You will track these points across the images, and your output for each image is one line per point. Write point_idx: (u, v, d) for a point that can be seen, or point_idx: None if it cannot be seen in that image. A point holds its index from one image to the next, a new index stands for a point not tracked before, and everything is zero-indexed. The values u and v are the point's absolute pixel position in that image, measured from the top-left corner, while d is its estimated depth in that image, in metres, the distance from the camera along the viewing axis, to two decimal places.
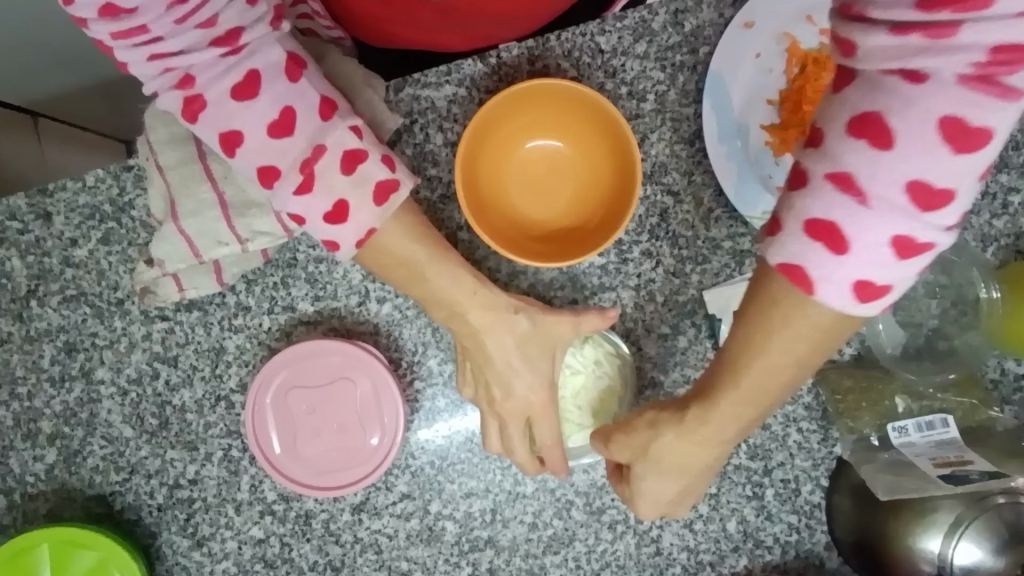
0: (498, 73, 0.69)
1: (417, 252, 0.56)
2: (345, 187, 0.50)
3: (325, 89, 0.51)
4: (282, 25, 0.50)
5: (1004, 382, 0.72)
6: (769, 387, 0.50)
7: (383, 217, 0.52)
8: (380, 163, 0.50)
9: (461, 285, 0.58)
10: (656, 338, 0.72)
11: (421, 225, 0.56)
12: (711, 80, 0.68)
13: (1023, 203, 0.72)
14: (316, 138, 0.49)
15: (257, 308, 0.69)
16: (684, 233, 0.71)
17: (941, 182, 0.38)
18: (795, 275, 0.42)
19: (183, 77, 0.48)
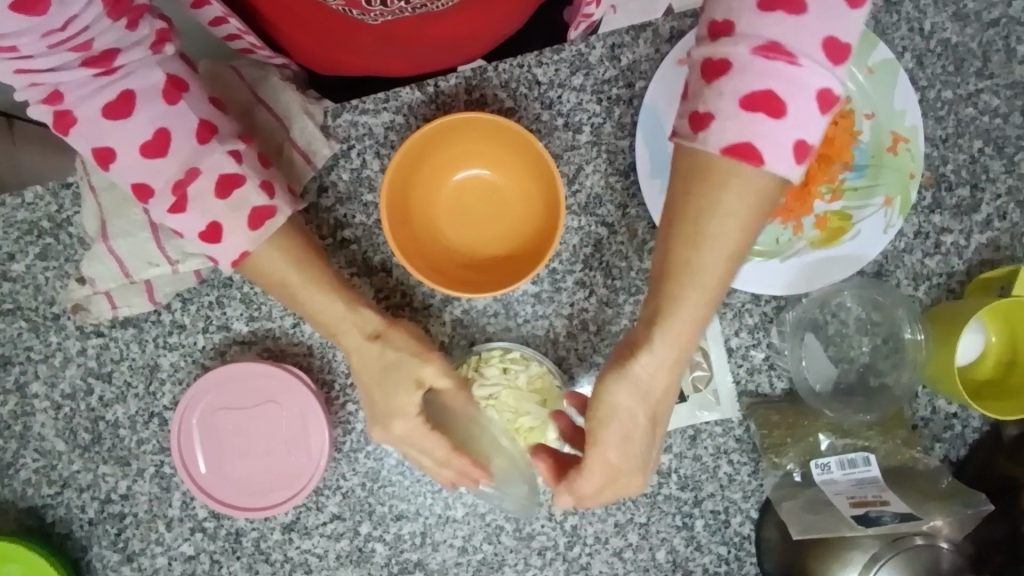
0: (436, 101, 0.71)
1: (288, 270, 0.59)
2: (219, 210, 0.55)
3: (205, 113, 0.56)
4: (165, 48, 0.55)
5: (933, 421, 0.73)
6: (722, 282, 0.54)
7: (258, 240, 0.57)
8: (257, 188, 0.56)
9: (329, 307, 0.60)
10: (588, 367, 0.73)
11: (296, 250, 0.59)
12: (644, 112, 0.70)
13: (954, 243, 0.73)
14: (191, 160, 0.55)
15: (192, 327, 0.70)
16: (617, 264, 0.72)
17: (845, 37, 0.47)
18: (744, 148, 0.48)
19: (53, 93, 0.51)
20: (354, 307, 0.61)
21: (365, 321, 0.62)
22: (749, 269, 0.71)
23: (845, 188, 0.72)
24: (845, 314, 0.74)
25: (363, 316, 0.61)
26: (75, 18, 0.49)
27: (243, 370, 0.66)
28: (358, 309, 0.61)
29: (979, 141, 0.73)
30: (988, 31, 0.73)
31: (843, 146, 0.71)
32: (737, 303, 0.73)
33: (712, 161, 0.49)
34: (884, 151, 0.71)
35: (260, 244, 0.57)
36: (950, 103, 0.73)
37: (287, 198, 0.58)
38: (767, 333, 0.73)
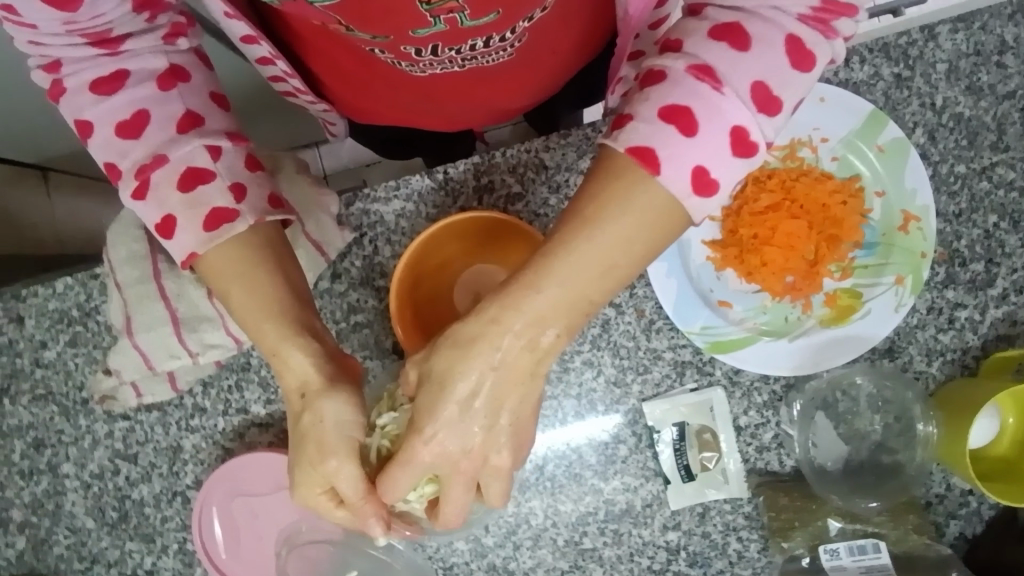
0: (445, 188, 0.72)
1: (233, 283, 0.52)
2: (175, 203, 0.50)
3: (196, 105, 0.53)
4: (178, 41, 0.54)
5: (949, 497, 0.72)
6: (577, 294, 0.45)
7: (211, 243, 0.50)
8: (223, 188, 0.51)
9: (262, 335, 0.52)
10: (597, 445, 0.73)
11: (252, 250, 0.52)
12: None
13: (970, 318, 0.72)
14: (161, 148, 0.51)
15: (212, 410, 0.72)
16: (625, 344, 0.72)
17: (779, 89, 0.43)
18: (644, 153, 0.43)
19: (53, 63, 0.51)
20: (291, 346, 0.52)
21: (298, 374, 0.52)
22: (755, 349, 0.71)
23: (855, 266, 0.72)
24: (855, 392, 0.73)
25: (297, 362, 0.52)
26: (100, 15, 0.50)
27: (256, 460, 0.70)
28: (292, 351, 0.51)
29: (994, 216, 0.72)
30: (1003, 104, 0.71)
31: (853, 226, 0.71)
32: (746, 382, 0.72)
33: (619, 165, 0.44)
34: (896, 231, 0.71)
35: (210, 250, 0.51)
36: (962, 177, 0.72)
37: (256, 207, 0.52)
38: (776, 412, 0.72)
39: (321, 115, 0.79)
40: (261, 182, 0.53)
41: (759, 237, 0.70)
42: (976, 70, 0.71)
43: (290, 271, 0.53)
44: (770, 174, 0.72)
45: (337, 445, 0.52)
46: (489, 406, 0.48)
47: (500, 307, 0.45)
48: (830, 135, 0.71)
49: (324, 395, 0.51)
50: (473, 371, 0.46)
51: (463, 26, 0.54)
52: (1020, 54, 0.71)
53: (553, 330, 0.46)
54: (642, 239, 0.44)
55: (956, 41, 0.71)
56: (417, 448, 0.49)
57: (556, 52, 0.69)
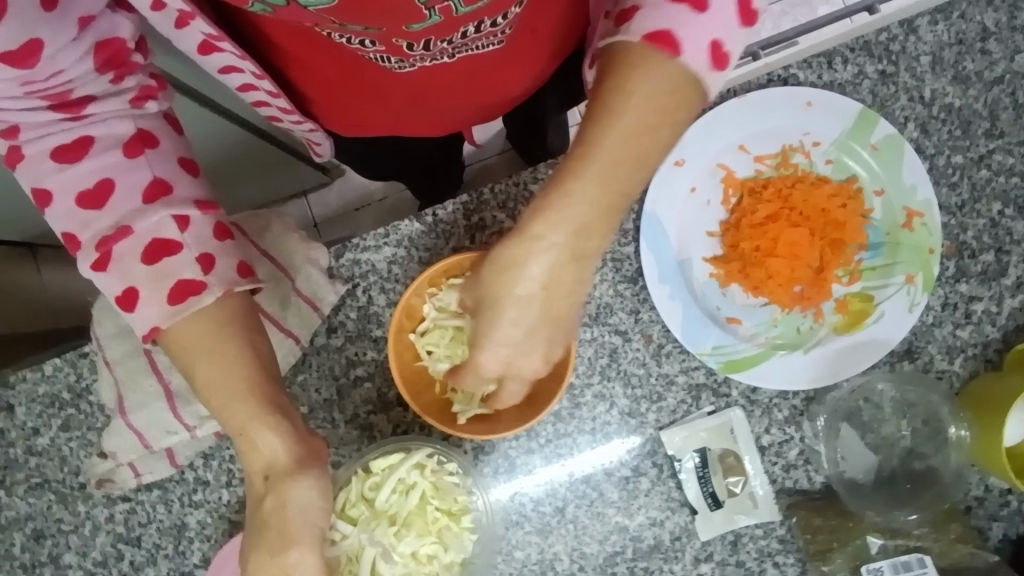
0: (436, 230, 0.70)
1: (200, 358, 0.51)
2: (140, 275, 0.49)
3: (166, 171, 0.51)
4: (146, 104, 0.51)
5: (989, 499, 0.68)
6: (612, 186, 0.47)
7: (174, 318, 0.50)
8: (190, 260, 0.50)
9: (230, 412, 0.52)
10: (618, 481, 0.70)
11: (222, 328, 0.51)
12: (648, 220, 0.69)
13: (986, 311, 0.70)
14: (126, 218, 0.49)
15: (216, 482, 0.69)
16: (635, 371, 0.70)
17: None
18: (660, 35, 0.44)
19: (10, 128, 0.49)
20: (260, 427, 0.52)
21: (265, 454, 0.52)
22: (770, 365, 0.68)
23: (862, 269, 0.70)
24: (878, 398, 0.70)
25: (267, 443, 0.52)
26: (60, 72, 0.47)
27: None
28: (261, 431, 0.52)
29: (997, 203, 0.70)
30: (992, 89, 0.70)
31: (855, 228, 0.69)
32: (765, 400, 0.70)
33: (630, 55, 0.44)
34: (900, 228, 0.69)
35: (172, 323, 0.50)
36: (961, 167, 0.70)
37: (223, 278, 0.51)
38: (799, 427, 0.70)
39: (305, 135, 0.79)
40: (231, 250, 0.52)
41: (761, 249, 0.69)
42: (960, 59, 0.70)
43: (260, 346, 0.53)
44: (765, 184, 0.70)
45: (299, 533, 0.52)
46: (541, 315, 0.50)
47: (542, 222, 0.47)
48: (821, 138, 0.70)
49: (292, 480, 0.52)
50: (523, 272, 0.48)
51: (457, 15, 0.54)
52: (1003, 39, 0.70)
53: (595, 235, 0.48)
54: (661, 119, 0.46)
55: (937, 33, 0.70)
56: (482, 363, 0.52)
57: (540, 34, 0.68)
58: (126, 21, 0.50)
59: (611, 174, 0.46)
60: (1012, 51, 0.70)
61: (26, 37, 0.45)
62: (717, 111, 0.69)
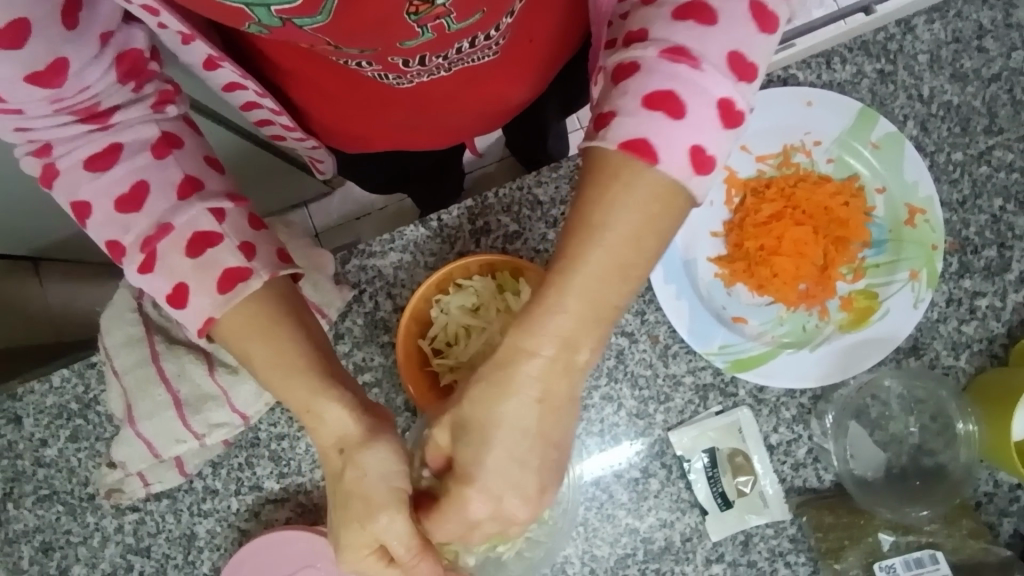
0: (441, 235, 0.70)
1: (253, 343, 0.50)
2: (185, 269, 0.49)
3: (194, 168, 0.51)
4: (167, 108, 0.52)
5: (999, 495, 0.68)
6: (599, 297, 0.44)
7: (228, 306, 0.49)
8: (233, 248, 0.49)
9: (294, 391, 0.51)
10: (628, 483, 0.70)
11: (270, 310, 0.50)
12: None
13: (991, 306, 0.70)
14: (164, 216, 0.49)
15: (224, 491, 0.69)
16: (642, 372, 0.70)
17: (751, 54, 0.42)
18: (639, 146, 0.41)
19: (42, 146, 0.50)
20: (324, 402, 0.51)
21: (333, 429, 0.52)
22: (778, 363, 0.69)
23: (866, 266, 0.70)
24: (885, 395, 0.70)
25: (334, 416, 0.51)
26: (86, 89, 0.49)
27: (271, 543, 0.66)
28: (326, 406, 0.51)
29: (999, 199, 0.70)
30: (991, 87, 0.70)
31: (858, 226, 0.69)
32: (772, 399, 0.70)
33: (611, 159, 0.42)
34: (902, 225, 0.69)
35: (226, 311, 0.49)
36: (961, 164, 0.70)
37: (267, 262, 0.50)
38: (807, 425, 0.70)
39: (308, 153, 0.79)
40: (269, 238, 0.51)
41: (766, 248, 0.70)
42: (958, 57, 0.71)
43: (310, 324, 0.52)
44: (768, 183, 0.71)
45: (384, 499, 0.52)
46: (530, 438, 0.48)
47: (529, 339, 0.45)
48: (822, 137, 0.70)
49: (365, 450, 0.51)
50: (508, 396, 0.46)
51: (449, 31, 0.54)
52: (1000, 36, 0.70)
53: (585, 347, 0.46)
54: (649, 229, 0.43)
55: (934, 31, 0.71)
56: (468, 499, 0.50)
57: (538, 42, 0.68)
58: (140, 33, 0.52)
59: (600, 288, 0.44)
60: (1009, 48, 0.70)
61: (52, 56, 0.47)
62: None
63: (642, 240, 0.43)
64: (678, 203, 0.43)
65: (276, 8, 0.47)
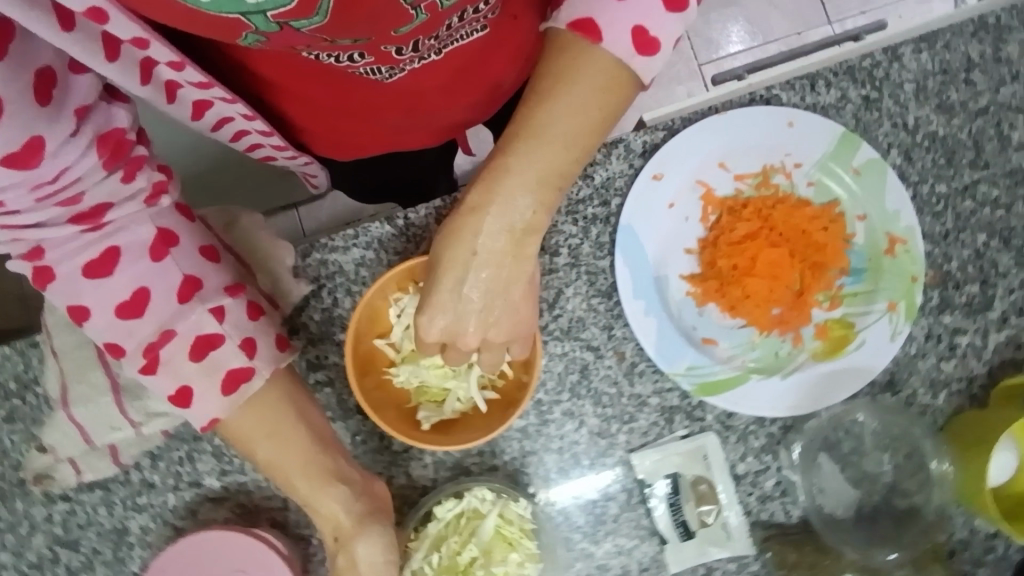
0: (407, 234, 0.68)
1: (258, 441, 0.56)
2: (191, 372, 0.52)
3: (194, 266, 0.53)
4: (160, 200, 0.53)
5: (974, 543, 0.65)
6: (551, 163, 0.52)
7: (232, 405, 0.54)
8: (234, 348, 0.53)
9: (296, 486, 0.57)
10: (585, 505, 0.67)
11: (274, 411, 0.56)
12: (622, 233, 0.67)
13: (971, 344, 0.68)
14: (168, 321, 0.52)
15: (162, 485, 0.66)
16: (606, 390, 0.67)
17: None
18: (588, 25, 0.49)
19: (34, 249, 0.50)
20: (322, 496, 0.57)
21: (331, 517, 0.58)
22: (748, 389, 0.66)
23: (844, 295, 0.68)
24: (859, 430, 0.67)
25: (330, 508, 0.58)
26: (65, 171, 0.48)
27: (203, 541, 0.62)
28: (323, 500, 0.57)
29: (983, 234, 0.69)
30: (977, 120, 0.69)
31: (836, 252, 0.67)
32: (741, 426, 0.67)
33: (566, 38, 0.51)
34: (882, 254, 0.67)
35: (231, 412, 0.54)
36: (945, 197, 0.69)
37: (266, 356, 0.55)
38: (776, 456, 0.67)
39: (301, 170, 0.79)
40: (266, 328, 0.55)
41: (739, 267, 0.67)
42: (944, 89, 0.69)
43: (311, 420, 0.59)
44: (745, 204, 0.69)
45: None
46: (496, 280, 0.55)
47: (486, 192, 0.52)
48: (802, 160, 0.69)
49: (356, 540, 0.58)
50: (477, 231, 0.53)
51: (442, 11, 0.53)
52: (988, 70, 0.70)
53: (539, 204, 0.53)
54: (596, 104, 0.51)
55: (921, 61, 0.70)
56: (423, 326, 0.56)
57: (521, 18, 0.67)
58: (121, 112, 0.52)
59: (553, 154, 0.52)
60: (997, 82, 0.69)
61: (27, 136, 0.46)
62: (699, 125, 0.68)
63: (590, 118, 0.52)
64: (628, 83, 0.51)
65: (272, 15, 0.47)
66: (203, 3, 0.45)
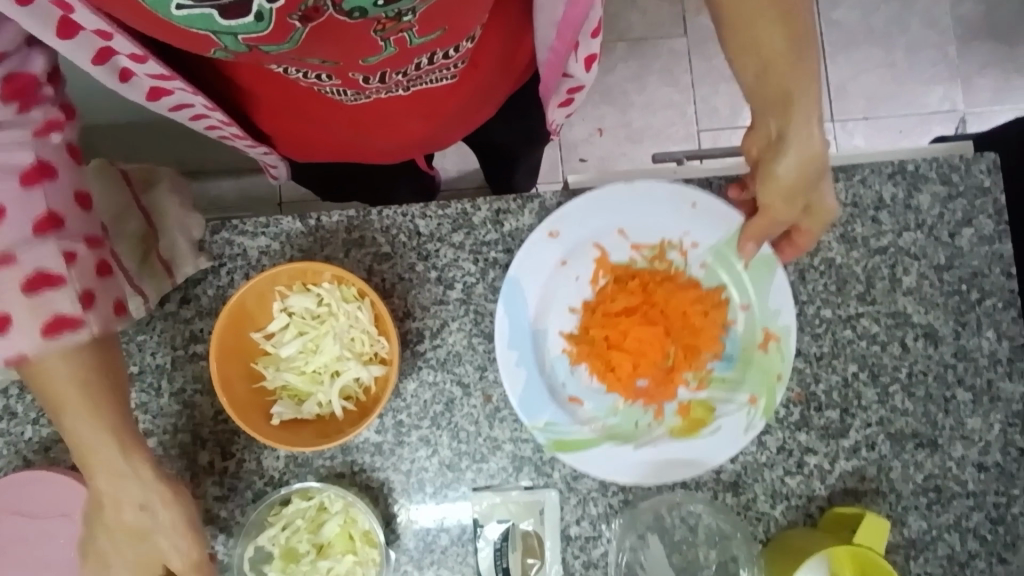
0: (315, 234, 0.71)
1: (66, 391, 0.55)
2: (16, 303, 0.51)
3: (60, 205, 0.54)
4: (51, 136, 0.54)
5: None
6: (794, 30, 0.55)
7: (47, 348, 0.52)
8: (74, 295, 0.53)
9: (98, 450, 0.57)
10: (418, 530, 0.69)
11: (83, 367, 0.55)
12: (508, 285, 0.70)
13: (819, 465, 0.71)
14: (10, 248, 0.51)
15: (23, 416, 0.69)
16: (466, 427, 0.70)
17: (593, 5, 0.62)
18: None
19: None
20: (130, 457, 0.58)
21: (135, 482, 0.58)
22: (596, 453, 0.68)
23: (712, 377, 0.70)
24: (694, 521, 0.69)
25: (138, 471, 0.58)
26: None
27: (38, 478, 0.64)
28: (132, 461, 0.58)
29: (854, 365, 0.72)
30: (874, 258, 0.72)
31: (711, 337, 0.70)
32: (583, 490, 0.70)
33: None
34: (756, 348, 0.70)
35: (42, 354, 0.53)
36: (827, 321, 0.72)
37: (103, 313, 0.55)
38: (609, 527, 0.69)
39: (260, 157, 0.82)
40: (113, 289, 0.57)
41: (611, 338, 0.70)
42: (851, 221, 0.73)
43: (121, 384, 0.58)
44: (633, 275, 0.71)
45: (179, 547, 0.60)
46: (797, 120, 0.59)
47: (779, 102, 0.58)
48: (699, 242, 0.72)
49: (166, 504, 0.59)
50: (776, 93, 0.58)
51: (411, 46, 0.56)
52: (896, 213, 0.73)
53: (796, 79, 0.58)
54: None
55: (836, 189, 0.73)
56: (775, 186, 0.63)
57: (483, 67, 0.70)
58: (42, 56, 0.53)
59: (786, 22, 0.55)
60: (901, 227, 0.72)
61: None
62: (603, 193, 0.71)
63: None
64: None
65: (244, 37, 0.50)
66: (175, 17, 0.47)
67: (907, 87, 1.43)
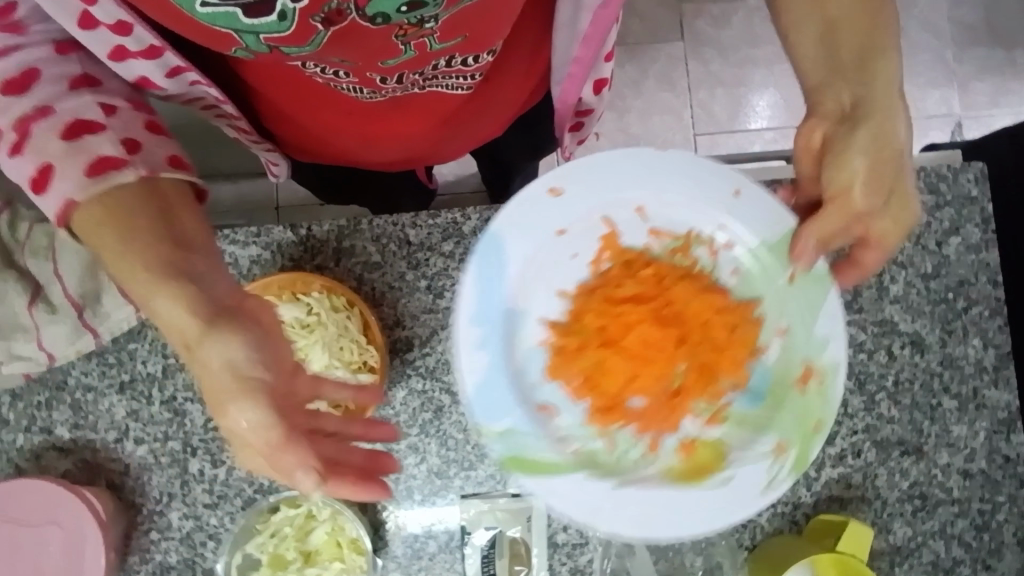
0: (306, 244, 0.71)
1: (105, 235, 0.51)
2: (54, 150, 0.50)
3: (93, 70, 0.54)
4: None
5: None
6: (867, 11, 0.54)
7: (89, 189, 0.50)
8: (112, 139, 0.51)
9: (133, 278, 0.51)
10: (407, 537, 0.70)
11: (123, 207, 0.51)
12: (490, 238, 0.62)
13: (805, 472, 0.71)
14: (47, 100, 0.51)
15: (15, 424, 0.69)
16: (454, 435, 0.71)
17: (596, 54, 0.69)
18: None
19: None
20: (158, 294, 0.51)
21: (174, 317, 0.52)
22: (566, 477, 0.59)
23: (729, 414, 0.61)
24: None
25: (169, 307, 0.51)
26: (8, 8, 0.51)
27: (28, 488, 0.65)
28: (160, 298, 0.51)
29: None
30: None
31: (733, 360, 0.61)
32: None
33: None
34: (792, 384, 0.61)
35: (87, 199, 0.50)
36: None
37: (149, 159, 0.52)
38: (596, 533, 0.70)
39: (262, 154, 0.78)
40: (161, 143, 0.54)
41: (608, 330, 0.61)
42: None
43: (173, 225, 0.52)
44: (647, 263, 0.63)
45: (230, 381, 0.52)
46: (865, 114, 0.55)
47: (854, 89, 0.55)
48: (736, 240, 0.63)
49: (204, 338, 0.51)
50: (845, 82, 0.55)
51: (432, 50, 0.56)
52: None
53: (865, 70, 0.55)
54: None
55: None
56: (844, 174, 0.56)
57: (497, 77, 0.70)
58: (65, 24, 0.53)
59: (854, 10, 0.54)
60: None
61: None
62: (608, 159, 0.63)
63: None
64: None
65: (267, 37, 0.50)
66: (200, 12, 0.47)
67: (904, 92, 1.43)
